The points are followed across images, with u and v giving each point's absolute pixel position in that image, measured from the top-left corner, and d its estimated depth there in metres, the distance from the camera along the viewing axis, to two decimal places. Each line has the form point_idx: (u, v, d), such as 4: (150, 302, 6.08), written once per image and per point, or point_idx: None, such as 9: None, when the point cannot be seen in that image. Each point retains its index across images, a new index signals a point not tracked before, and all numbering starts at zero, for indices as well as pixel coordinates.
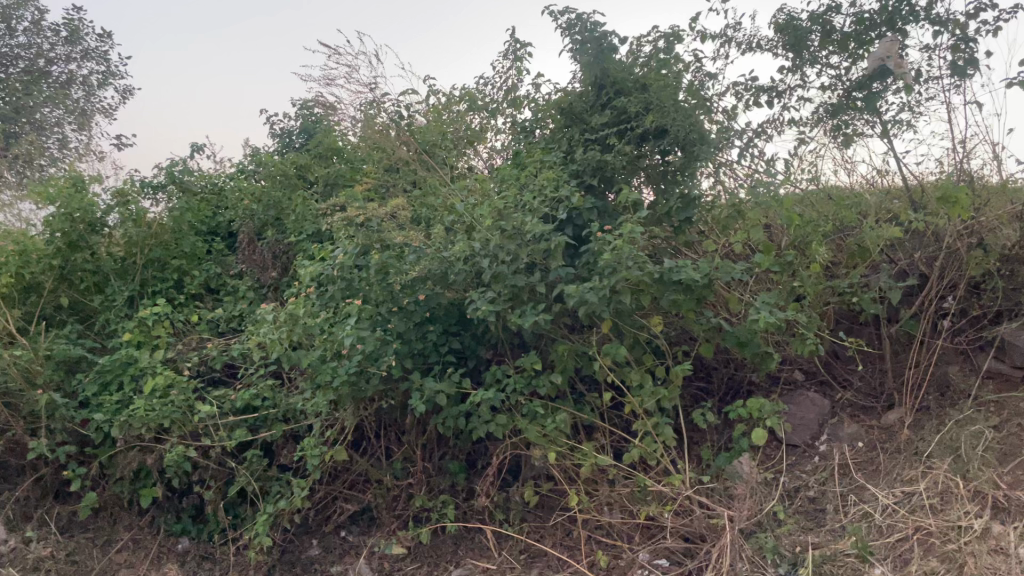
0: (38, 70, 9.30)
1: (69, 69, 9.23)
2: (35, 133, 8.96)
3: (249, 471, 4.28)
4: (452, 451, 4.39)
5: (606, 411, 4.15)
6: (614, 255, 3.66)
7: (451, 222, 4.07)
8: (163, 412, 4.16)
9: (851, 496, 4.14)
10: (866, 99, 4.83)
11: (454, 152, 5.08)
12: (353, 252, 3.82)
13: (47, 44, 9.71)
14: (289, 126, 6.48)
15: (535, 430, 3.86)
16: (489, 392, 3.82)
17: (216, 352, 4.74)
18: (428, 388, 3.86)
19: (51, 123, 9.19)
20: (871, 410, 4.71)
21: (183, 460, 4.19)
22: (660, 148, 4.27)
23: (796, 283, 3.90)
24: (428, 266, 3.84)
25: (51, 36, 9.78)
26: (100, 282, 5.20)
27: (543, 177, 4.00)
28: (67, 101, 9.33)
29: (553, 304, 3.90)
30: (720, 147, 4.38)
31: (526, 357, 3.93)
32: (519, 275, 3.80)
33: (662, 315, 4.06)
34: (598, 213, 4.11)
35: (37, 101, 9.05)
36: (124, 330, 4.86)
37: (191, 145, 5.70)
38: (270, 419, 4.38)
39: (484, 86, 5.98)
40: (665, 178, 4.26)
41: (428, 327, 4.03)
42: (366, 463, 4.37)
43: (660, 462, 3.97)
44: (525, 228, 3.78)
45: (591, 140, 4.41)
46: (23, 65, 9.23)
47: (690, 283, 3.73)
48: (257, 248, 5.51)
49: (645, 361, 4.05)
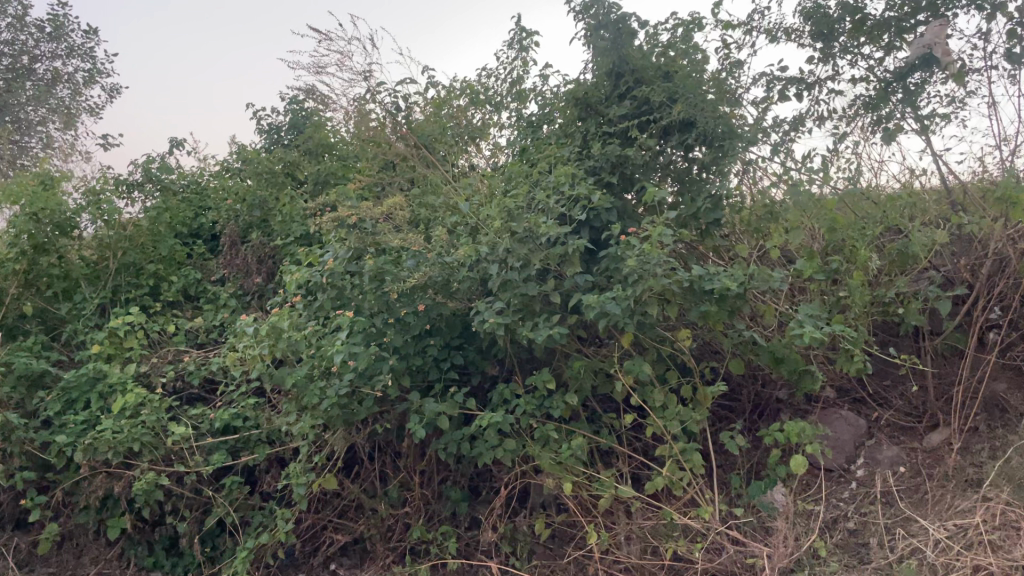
0: (21, 66, 8.71)
1: (54, 66, 8.70)
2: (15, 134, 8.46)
3: (228, 500, 3.85)
4: (453, 476, 3.97)
5: (625, 434, 3.73)
6: (640, 261, 3.24)
7: (454, 224, 3.66)
8: (132, 434, 3.75)
9: (898, 529, 3.72)
10: (905, 92, 4.46)
11: (456, 149, 4.66)
12: (344, 257, 3.40)
13: (31, 40, 9.19)
14: (277, 121, 6.04)
15: (549, 457, 3.44)
16: (497, 415, 3.40)
17: (195, 365, 4.32)
18: (429, 410, 3.45)
19: (34, 123, 8.69)
20: (912, 431, 4.31)
21: (155, 489, 3.76)
22: (685, 143, 3.86)
23: (839, 293, 3.50)
24: (429, 273, 3.44)
25: (36, 31, 9.26)
26: (69, 289, 4.76)
27: (557, 174, 3.58)
28: (50, 100, 8.78)
29: (568, 316, 3.48)
30: (751, 142, 3.98)
31: (538, 375, 3.52)
32: (530, 283, 3.39)
33: (689, 327, 3.66)
34: (618, 214, 3.69)
35: (19, 101, 8.58)
36: (93, 342, 4.42)
37: (170, 140, 5.26)
38: (252, 441, 3.96)
39: (487, 78, 5.57)
40: (689, 176, 3.86)
41: (429, 341, 3.62)
42: (359, 490, 3.94)
43: (687, 492, 3.55)
44: (538, 231, 3.37)
45: (608, 134, 4.01)
46: (5, 63, 8.65)
47: (723, 293, 3.33)
48: (240, 251, 5.07)
49: (670, 379, 3.65)
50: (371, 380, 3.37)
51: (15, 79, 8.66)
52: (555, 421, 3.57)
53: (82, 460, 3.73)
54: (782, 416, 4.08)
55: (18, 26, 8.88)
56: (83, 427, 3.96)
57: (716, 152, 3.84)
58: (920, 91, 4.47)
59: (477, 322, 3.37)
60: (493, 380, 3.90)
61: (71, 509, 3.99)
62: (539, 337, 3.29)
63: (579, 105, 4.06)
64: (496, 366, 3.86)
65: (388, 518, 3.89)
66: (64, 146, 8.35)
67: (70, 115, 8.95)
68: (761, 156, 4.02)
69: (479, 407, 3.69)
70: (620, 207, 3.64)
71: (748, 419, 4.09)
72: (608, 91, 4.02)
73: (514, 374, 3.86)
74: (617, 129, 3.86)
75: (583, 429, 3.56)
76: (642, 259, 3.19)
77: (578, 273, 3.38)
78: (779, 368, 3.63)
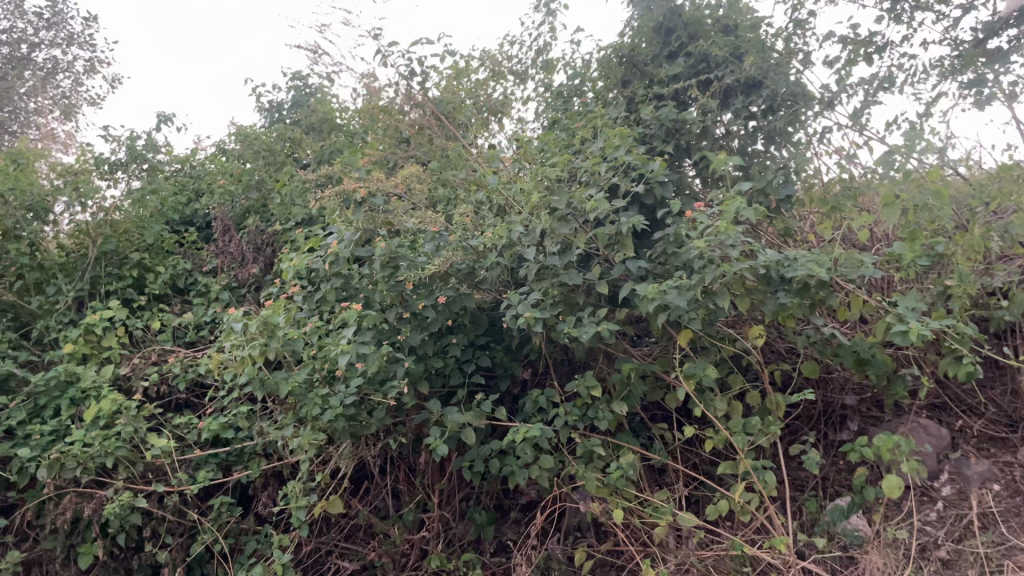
0: (20, 56, 8.19)
1: (54, 54, 8.18)
2: (13, 126, 7.91)
3: (217, 524, 3.31)
4: (478, 496, 3.42)
5: (681, 449, 3.18)
6: (708, 244, 2.69)
7: (480, 202, 3.12)
8: (104, 448, 3.21)
9: (1005, 562, 3.02)
10: (993, 55, 3.88)
11: (478, 121, 4.10)
12: (350, 239, 2.86)
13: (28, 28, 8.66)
14: (279, 97, 5.50)
15: (595, 478, 2.89)
16: (536, 427, 2.84)
17: (182, 366, 3.79)
18: (452, 422, 2.90)
19: (31, 113, 8.17)
20: (1005, 443, 3.54)
21: (130, 512, 3.22)
22: (749, 106, 3.31)
23: (939, 282, 2.93)
24: (451, 259, 2.90)
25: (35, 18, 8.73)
26: (41, 281, 4.22)
27: (602, 142, 3.03)
28: (50, 90, 8.23)
29: (617, 310, 2.93)
30: (826, 107, 3.41)
31: (580, 379, 2.97)
32: (573, 270, 2.85)
33: (756, 324, 3.11)
34: (675, 189, 3.12)
35: (16, 91, 8.03)
36: (66, 340, 3.89)
37: (157, 114, 4.72)
38: (246, 455, 3.42)
39: (510, 47, 5.00)
40: (753, 145, 3.31)
41: (450, 339, 3.07)
42: (369, 512, 3.40)
43: (759, 519, 2.99)
44: (582, 208, 2.82)
45: (657, 98, 3.45)
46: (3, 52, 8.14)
47: (805, 281, 2.78)
48: (234, 238, 4.52)
49: (733, 384, 3.09)
50: (383, 386, 2.82)
51: (11, 68, 8.12)
52: (600, 434, 3.02)
53: (45, 478, 3.20)
54: (854, 425, 3.51)
55: (17, 11, 8.36)
56: (50, 439, 3.43)
57: (784, 117, 3.30)
58: (1012, 52, 3.90)
59: (508, 317, 2.83)
60: (524, 385, 3.36)
61: (37, 534, 3.45)
62: (585, 336, 2.75)
63: (622, 65, 3.51)
64: (527, 369, 3.32)
65: (402, 545, 3.34)
66: (59, 137, 7.83)
67: (70, 106, 8.42)
68: (837, 124, 3.45)
69: (509, 418, 3.14)
70: (676, 181, 3.09)
71: (815, 428, 3.50)
72: (656, 49, 3.47)
73: (548, 378, 3.31)
74: (669, 90, 3.31)
75: (634, 444, 3.01)
76: (712, 240, 2.64)
77: (631, 259, 2.83)
78: (864, 372, 3.07)
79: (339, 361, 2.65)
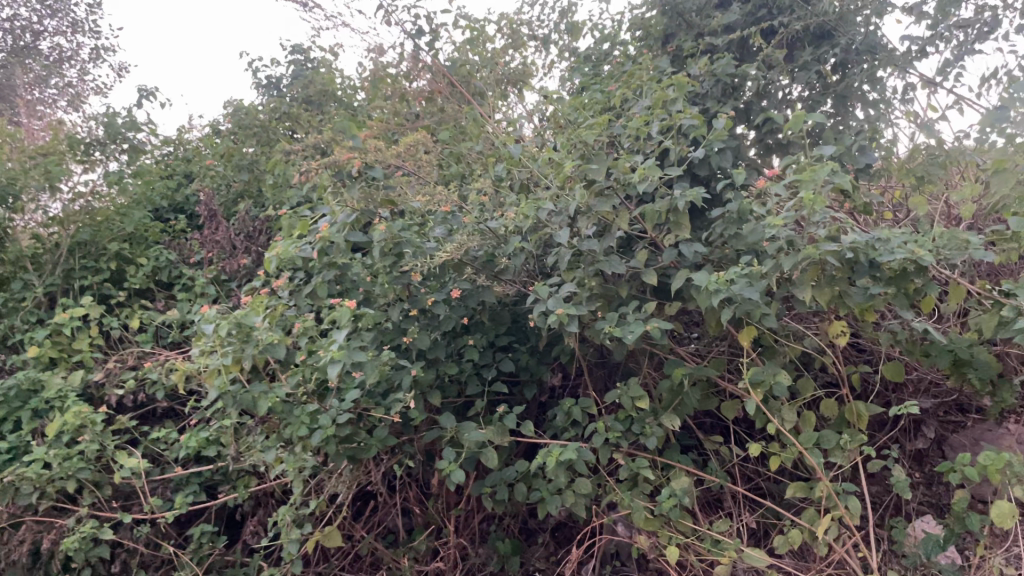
0: (22, 46, 7.63)
1: (55, 41, 7.62)
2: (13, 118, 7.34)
3: (198, 557, 2.83)
4: (501, 520, 2.93)
5: (739, 468, 2.69)
6: (783, 222, 2.17)
7: (500, 177, 2.62)
8: (64, 470, 2.74)
9: None
10: None
11: (498, 89, 3.59)
12: (345, 220, 2.36)
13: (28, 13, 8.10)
14: (277, 71, 5.01)
15: (641, 507, 2.40)
16: (571, 447, 2.35)
17: (161, 371, 3.32)
18: (469, 442, 2.41)
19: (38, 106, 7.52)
20: None
21: (95, 544, 2.75)
22: (818, 58, 2.81)
23: None
24: (466, 243, 2.41)
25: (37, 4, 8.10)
26: (8, 276, 3.76)
27: (646, 99, 2.52)
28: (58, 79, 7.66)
29: (668, 304, 2.43)
30: (910, 59, 2.88)
31: (622, 386, 2.48)
32: (614, 256, 2.34)
33: (831, 318, 2.61)
34: (735, 157, 2.61)
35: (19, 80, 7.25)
36: (31, 343, 3.42)
37: (140, 88, 4.24)
38: (231, 476, 2.94)
39: (529, 9, 4.48)
40: (820, 107, 2.80)
41: (467, 340, 2.59)
42: (374, 540, 2.91)
43: (839, 554, 2.48)
44: (626, 180, 2.31)
45: (709, 52, 2.93)
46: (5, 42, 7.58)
47: (901, 267, 2.26)
48: (222, 226, 4.04)
49: (804, 390, 2.59)
50: (385, 399, 2.33)
51: (14, 57, 7.49)
52: (646, 453, 2.52)
53: None
54: (932, 432, 2.98)
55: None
56: (6, 458, 2.96)
57: (861, 72, 2.79)
58: None
59: (537, 315, 2.33)
60: (552, 392, 2.87)
61: None
62: (631, 337, 2.25)
63: (667, 15, 2.99)
64: (557, 374, 2.82)
65: None
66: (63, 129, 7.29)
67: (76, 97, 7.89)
68: (918, 81, 2.96)
69: (536, 432, 2.65)
70: (733, 147, 2.58)
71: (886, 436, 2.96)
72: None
73: (582, 384, 2.81)
74: (724, 42, 2.80)
75: (687, 464, 2.50)
76: (789, 218, 2.13)
77: (684, 242, 2.33)
78: (961, 375, 2.56)
79: (329, 371, 2.15)
